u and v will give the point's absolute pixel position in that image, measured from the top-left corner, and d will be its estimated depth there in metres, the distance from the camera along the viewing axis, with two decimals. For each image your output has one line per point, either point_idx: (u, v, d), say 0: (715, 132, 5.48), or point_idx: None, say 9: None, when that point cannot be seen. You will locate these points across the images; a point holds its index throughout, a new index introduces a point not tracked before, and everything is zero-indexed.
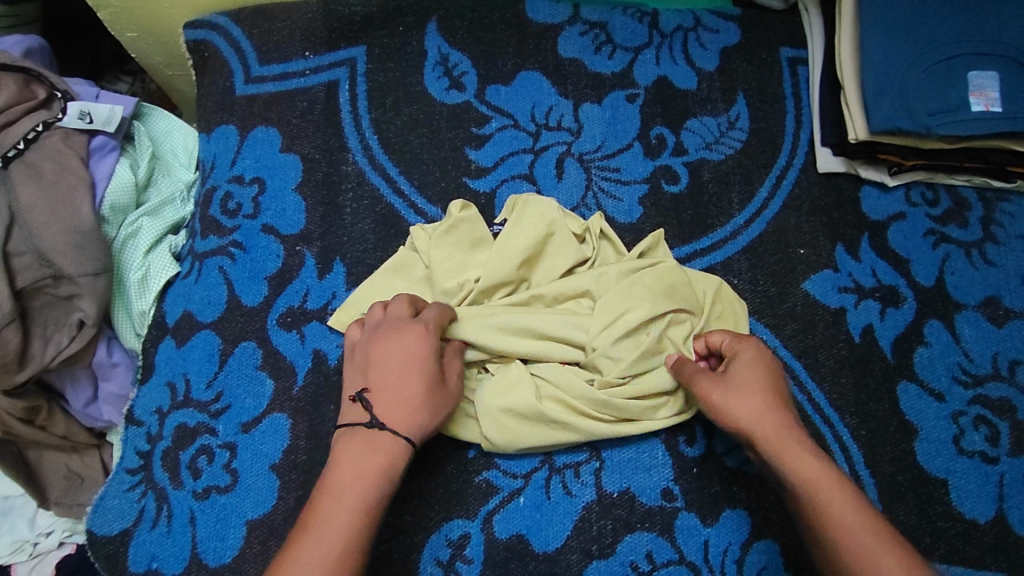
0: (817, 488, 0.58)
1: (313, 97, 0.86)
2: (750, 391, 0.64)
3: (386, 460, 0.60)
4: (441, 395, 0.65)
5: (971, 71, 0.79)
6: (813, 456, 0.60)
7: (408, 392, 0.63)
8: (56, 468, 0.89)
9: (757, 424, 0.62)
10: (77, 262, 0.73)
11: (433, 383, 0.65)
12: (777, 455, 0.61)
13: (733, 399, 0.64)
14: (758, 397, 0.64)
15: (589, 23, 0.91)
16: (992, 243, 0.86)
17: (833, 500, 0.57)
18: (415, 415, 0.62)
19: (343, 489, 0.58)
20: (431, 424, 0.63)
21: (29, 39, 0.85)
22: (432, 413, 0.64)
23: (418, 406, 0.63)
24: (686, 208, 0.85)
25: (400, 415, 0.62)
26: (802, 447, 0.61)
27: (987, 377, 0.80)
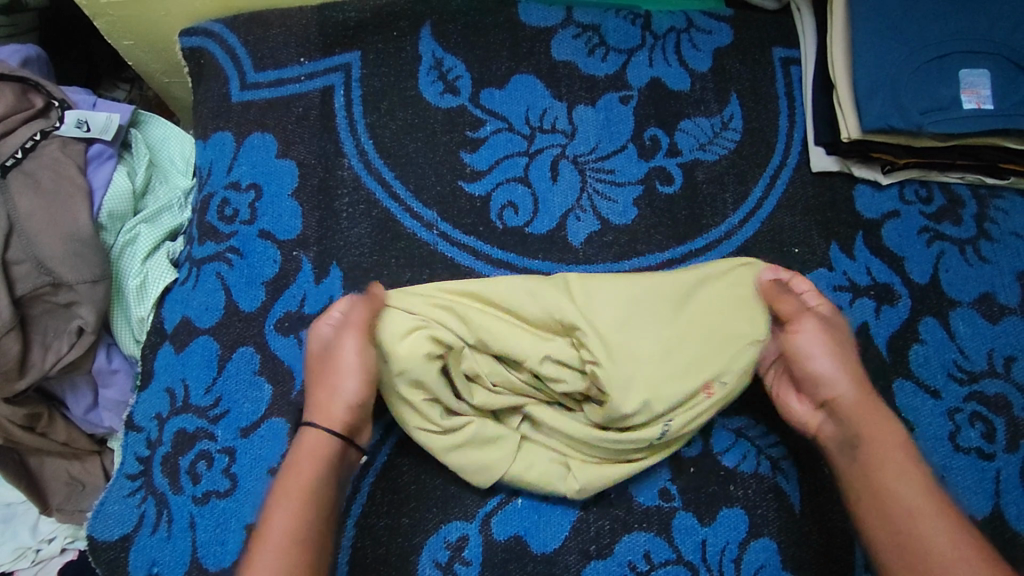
0: (884, 441, 0.64)
1: (309, 103, 0.87)
2: (843, 346, 0.70)
3: (303, 451, 0.64)
4: (332, 369, 0.67)
5: (962, 69, 0.80)
6: (890, 422, 0.66)
7: (313, 386, 0.68)
8: (57, 474, 0.90)
9: (847, 376, 0.68)
10: (75, 270, 0.73)
11: (325, 364, 0.68)
12: (859, 412, 0.66)
13: (828, 346, 0.69)
14: (848, 355, 0.69)
15: (581, 26, 0.91)
16: (986, 240, 0.86)
17: (901, 461, 0.63)
18: (318, 401, 0.66)
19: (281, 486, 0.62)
20: (337, 402, 0.66)
21: (26, 48, 0.86)
22: (329, 391, 0.66)
23: (322, 392, 0.66)
24: (681, 208, 0.85)
25: (312, 407, 0.66)
26: (882, 411, 0.67)
27: (983, 374, 0.80)
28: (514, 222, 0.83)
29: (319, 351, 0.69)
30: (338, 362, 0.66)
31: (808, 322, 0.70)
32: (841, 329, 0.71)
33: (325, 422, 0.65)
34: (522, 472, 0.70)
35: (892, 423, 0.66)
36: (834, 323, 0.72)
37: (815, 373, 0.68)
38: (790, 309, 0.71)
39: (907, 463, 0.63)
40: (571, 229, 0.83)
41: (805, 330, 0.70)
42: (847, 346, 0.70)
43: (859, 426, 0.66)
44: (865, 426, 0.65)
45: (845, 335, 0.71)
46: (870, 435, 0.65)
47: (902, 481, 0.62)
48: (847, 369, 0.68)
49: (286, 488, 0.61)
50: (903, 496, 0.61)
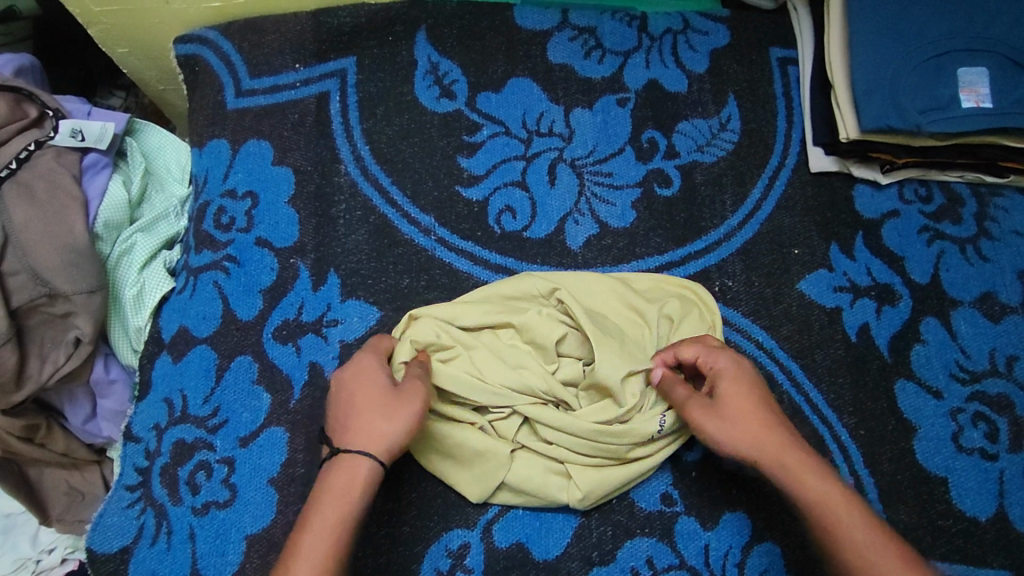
0: (828, 510, 0.60)
1: (304, 109, 0.87)
2: (745, 418, 0.64)
3: (350, 480, 0.59)
4: (391, 403, 0.63)
5: (961, 68, 0.79)
6: (823, 477, 0.61)
7: (360, 410, 0.63)
8: (56, 484, 0.89)
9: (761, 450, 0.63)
10: (72, 281, 0.73)
11: (383, 395, 0.64)
12: (788, 477, 0.62)
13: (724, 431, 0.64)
14: (757, 423, 0.64)
15: (578, 29, 0.91)
16: (986, 239, 0.86)
17: (858, 529, 0.58)
18: (370, 430, 0.61)
19: (317, 518, 0.58)
20: (391, 433, 0.61)
21: (20, 57, 0.85)
22: (393, 422, 0.62)
23: (375, 421, 0.62)
24: (679, 210, 0.85)
25: (361, 432, 0.61)
26: (813, 468, 0.62)
27: (985, 373, 0.80)
28: (512, 226, 0.83)
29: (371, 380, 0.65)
30: (407, 400, 0.63)
31: (694, 413, 0.66)
32: (734, 394, 0.66)
33: (376, 452, 0.61)
34: (519, 482, 0.69)
35: (826, 486, 0.61)
36: (730, 391, 0.66)
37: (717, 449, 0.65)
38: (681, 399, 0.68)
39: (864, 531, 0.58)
40: (570, 233, 0.83)
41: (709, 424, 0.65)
42: (746, 409, 0.65)
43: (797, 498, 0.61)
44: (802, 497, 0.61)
45: (739, 397, 0.65)
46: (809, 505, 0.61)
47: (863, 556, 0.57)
48: (756, 440, 0.63)
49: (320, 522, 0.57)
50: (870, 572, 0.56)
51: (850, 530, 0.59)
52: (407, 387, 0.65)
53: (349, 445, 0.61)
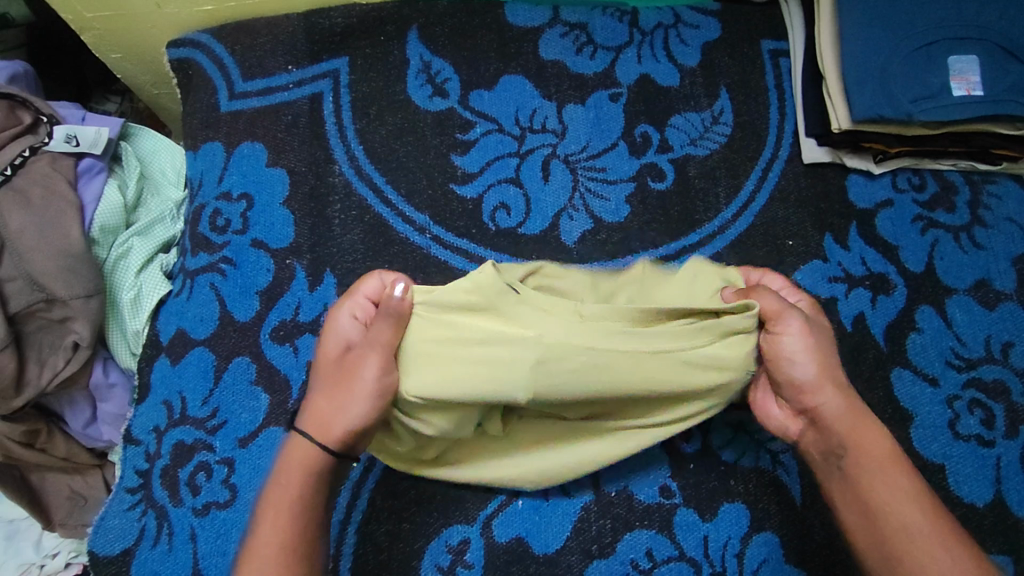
0: (876, 467, 0.61)
1: (298, 111, 0.87)
2: (828, 346, 0.66)
3: (297, 461, 0.61)
4: (342, 377, 0.63)
5: (951, 56, 0.80)
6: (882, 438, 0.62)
7: (315, 390, 0.64)
8: (59, 489, 0.90)
9: (837, 375, 0.64)
10: (69, 286, 0.73)
11: (333, 368, 0.64)
12: (846, 427, 0.62)
13: (809, 352, 0.64)
14: (833, 357, 0.65)
15: (569, 25, 0.91)
16: (980, 226, 0.86)
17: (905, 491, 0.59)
18: (322, 411, 0.62)
19: (273, 497, 0.59)
20: (342, 415, 0.61)
21: (13, 65, 0.85)
22: (338, 403, 0.62)
23: (320, 399, 0.63)
24: (673, 204, 0.85)
25: (308, 412, 0.63)
26: (869, 423, 0.63)
27: (980, 360, 0.80)
28: (507, 223, 0.83)
29: (330, 347, 0.65)
30: (358, 379, 0.62)
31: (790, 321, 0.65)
32: (824, 328, 0.68)
33: (315, 429, 0.61)
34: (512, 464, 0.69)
35: (890, 452, 0.61)
36: (818, 321, 0.68)
37: (796, 379, 0.64)
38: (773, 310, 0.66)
39: (905, 490, 0.59)
40: (565, 229, 0.83)
41: (790, 333, 0.65)
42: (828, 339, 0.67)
43: (849, 448, 0.62)
44: (861, 447, 0.62)
45: (828, 339, 0.67)
46: (859, 455, 0.61)
47: (903, 512, 0.58)
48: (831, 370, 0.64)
49: (274, 511, 0.58)
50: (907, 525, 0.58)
51: (892, 484, 0.60)
52: (357, 358, 0.63)
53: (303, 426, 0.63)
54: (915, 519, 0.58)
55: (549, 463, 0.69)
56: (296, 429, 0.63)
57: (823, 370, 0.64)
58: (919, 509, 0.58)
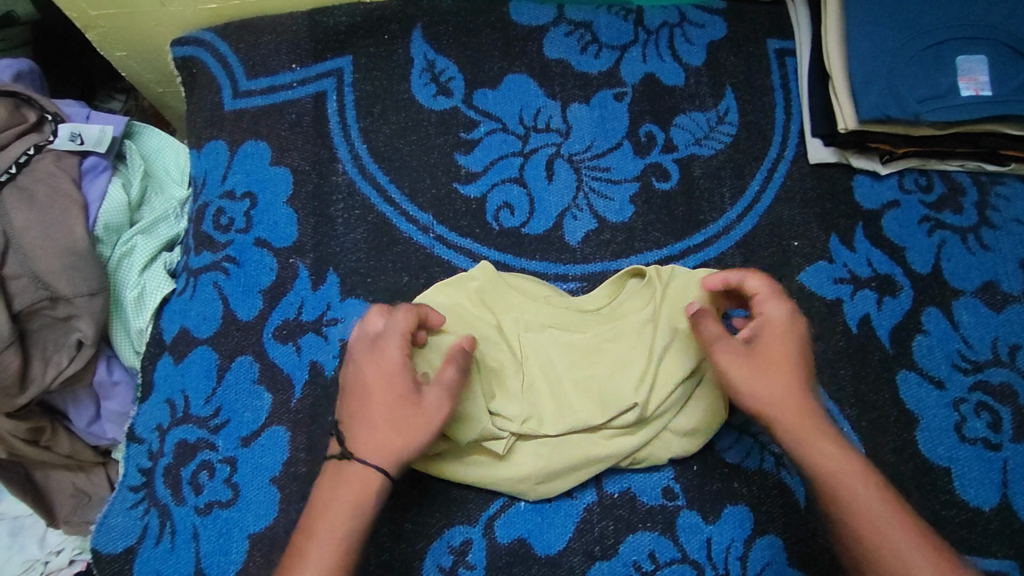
0: (840, 480, 0.59)
1: (302, 109, 0.87)
2: (775, 369, 0.63)
3: (355, 491, 0.58)
4: (413, 412, 0.61)
5: (959, 56, 0.79)
6: (833, 443, 0.60)
7: (373, 419, 0.61)
8: (63, 486, 0.90)
9: (787, 395, 0.62)
10: (73, 283, 0.73)
11: (399, 400, 0.61)
12: (800, 443, 0.61)
13: (753, 380, 0.62)
14: (783, 378, 0.62)
15: (573, 23, 0.91)
16: (988, 227, 0.85)
17: (873, 502, 0.58)
18: (387, 444, 0.60)
19: (319, 529, 0.57)
20: (405, 449, 0.60)
21: (18, 63, 0.86)
22: (406, 437, 0.60)
23: (384, 429, 0.60)
24: (678, 204, 0.85)
25: (366, 439, 0.60)
26: (823, 434, 0.61)
27: (987, 362, 0.80)
28: (511, 223, 0.83)
29: (392, 376, 0.62)
30: (425, 414, 0.61)
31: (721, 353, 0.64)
32: (773, 344, 0.64)
33: (384, 464, 0.59)
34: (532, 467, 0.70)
35: (850, 462, 0.60)
36: (765, 337, 0.64)
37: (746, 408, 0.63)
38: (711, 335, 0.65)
39: (876, 501, 0.58)
40: (569, 229, 0.83)
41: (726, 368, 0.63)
42: (778, 352, 0.63)
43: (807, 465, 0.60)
44: (823, 460, 0.60)
45: (779, 356, 0.63)
46: (817, 471, 0.60)
47: (876, 523, 0.57)
48: (779, 388, 0.62)
49: (321, 546, 0.56)
50: (880, 536, 0.57)
51: (858, 495, 0.58)
52: (427, 392, 0.62)
53: (359, 455, 0.60)
54: (888, 530, 0.57)
55: (565, 454, 0.70)
56: (356, 458, 0.60)
57: (769, 394, 0.62)
58: (893, 517, 0.57)
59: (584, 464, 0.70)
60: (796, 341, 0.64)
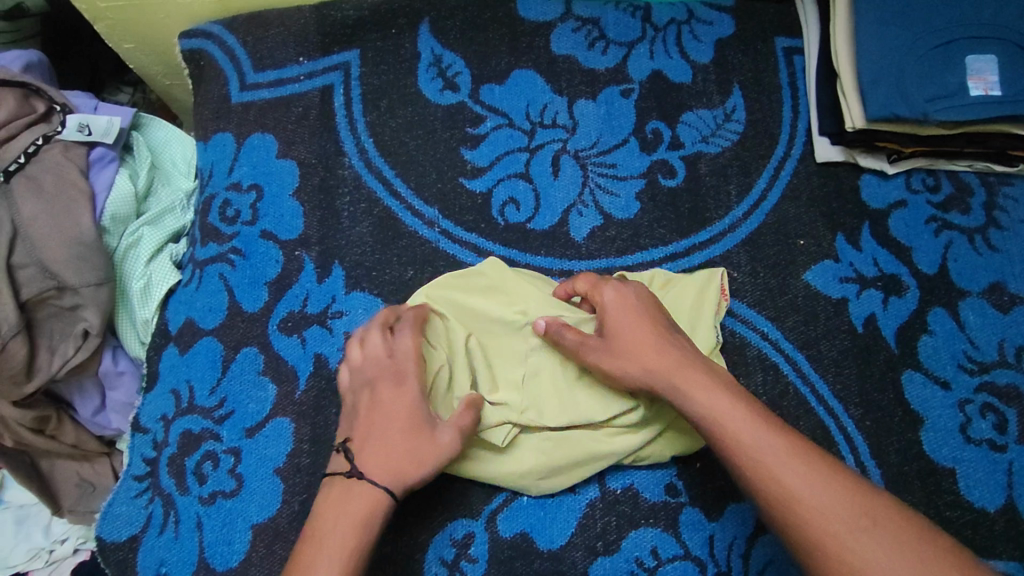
0: (720, 419, 0.59)
1: (308, 102, 0.87)
2: (631, 346, 0.65)
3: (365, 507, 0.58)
4: (427, 438, 0.63)
5: (969, 55, 0.78)
6: (708, 388, 0.61)
7: (389, 441, 0.61)
8: (68, 475, 0.91)
9: (648, 362, 0.64)
10: (79, 273, 0.74)
11: (415, 427, 0.63)
12: (676, 390, 0.62)
13: (617, 361, 0.65)
14: (647, 351, 0.65)
15: (581, 20, 0.91)
16: (995, 229, 0.85)
17: (754, 435, 0.57)
18: (398, 469, 0.60)
19: (328, 541, 0.56)
20: (415, 474, 0.61)
21: (28, 54, 0.86)
22: (417, 462, 0.61)
23: (398, 453, 0.61)
24: (684, 201, 0.84)
25: (379, 460, 0.61)
26: (700, 378, 0.62)
27: (993, 364, 0.79)
28: (516, 218, 0.83)
29: (409, 404, 0.64)
30: (436, 444, 0.63)
31: (588, 354, 0.67)
32: (623, 323, 0.67)
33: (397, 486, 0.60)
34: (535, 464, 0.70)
35: (729, 400, 0.60)
36: (614, 321, 0.67)
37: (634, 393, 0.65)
38: (574, 342, 0.68)
39: (760, 435, 0.57)
40: (574, 225, 0.83)
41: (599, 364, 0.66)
42: (632, 332, 0.66)
43: (687, 408, 0.61)
44: (702, 401, 0.61)
45: (634, 331, 0.66)
46: (697, 414, 0.60)
47: (757, 449, 0.57)
48: (648, 364, 0.64)
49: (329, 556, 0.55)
50: (767, 468, 0.56)
51: (738, 429, 0.58)
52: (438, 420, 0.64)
53: (369, 473, 0.60)
54: (770, 457, 0.56)
55: (568, 449, 0.70)
56: (367, 477, 0.60)
57: (639, 366, 0.64)
58: (779, 449, 0.57)
59: (587, 460, 0.70)
60: (649, 313, 0.68)
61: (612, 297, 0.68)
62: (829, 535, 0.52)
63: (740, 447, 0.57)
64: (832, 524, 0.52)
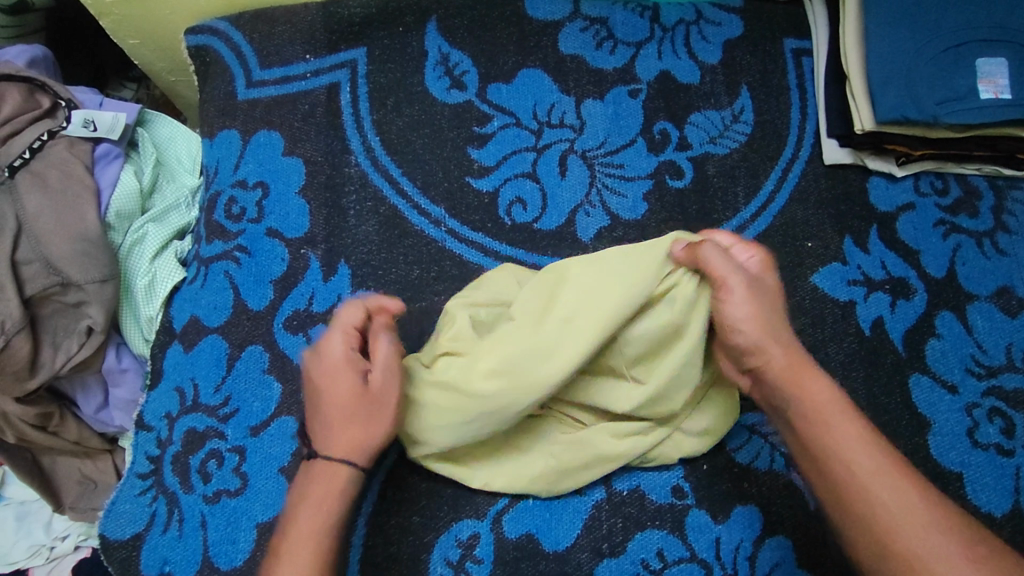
0: (822, 411, 0.59)
1: (315, 100, 0.86)
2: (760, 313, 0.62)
3: (330, 488, 0.59)
4: (369, 407, 0.61)
5: (979, 58, 0.78)
6: (822, 384, 0.60)
7: (327, 416, 0.60)
8: (70, 473, 0.90)
9: (769, 335, 0.61)
10: (84, 269, 0.73)
11: (352, 398, 0.60)
12: (790, 379, 0.60)
13: (740, 317, 0.61)
14: (780, 319, 0.62)
15: (589, 19, 0.90)
16: (1003, 232, 0.85)
17: (861, 442, 0.57)
18: (347, 438, 0.60)
19: (297, 526, 0.57)
20: (368, 438, 0.60)
21: (33, 49, 0.85)
22: (364, 427, 0.60)
23: (343, 425, 0.60)
24: (691, 202, 0.84)
25: (328, 438, 0.60)
26: (816, 374, 0.61)
27: (1001, 368, 0.79)
28: (523, 218, 0.83)
29: (339, 374, 0.61)
30: (377, 399, 0.61)
31: (735, 286, 0.61)
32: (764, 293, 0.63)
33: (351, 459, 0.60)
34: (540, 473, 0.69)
35: (839, 404, 0.59)
36: (762, 280, 0.64)
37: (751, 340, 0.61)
38: (720, 271, 0.62)
39: (868, 445, 0.57)
40: (581, 225, 0.82)
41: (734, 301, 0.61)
42: (772, 296, 0.63)
43: (792, 400, 0.60)
44: (810, 398, 0.59)
45: (772, 295, 0.63)
46: (801, 408, 0.59)
47: (858, 455, 0.56)
48: (776, 327, 0.61)
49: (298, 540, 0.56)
50: (867, 476, 0.55)
51: (843, 433, 0.57)
52: (382, 386, 0.62)
53: (325, 452, 0.60)
54: (874, 467, 0.55)
55: (579, 452, 0.69)
56: (324, 456, 0.60)
57: (770, 322, 0.61)
58: (883, 460, 0.56)
59: (595, 464, 0.69)
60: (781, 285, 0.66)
61: (757, 265, 0.64)
62: (923, 550, 0.52)
63: (841, 450, 0.57)
64: (934, 540, 0.52)
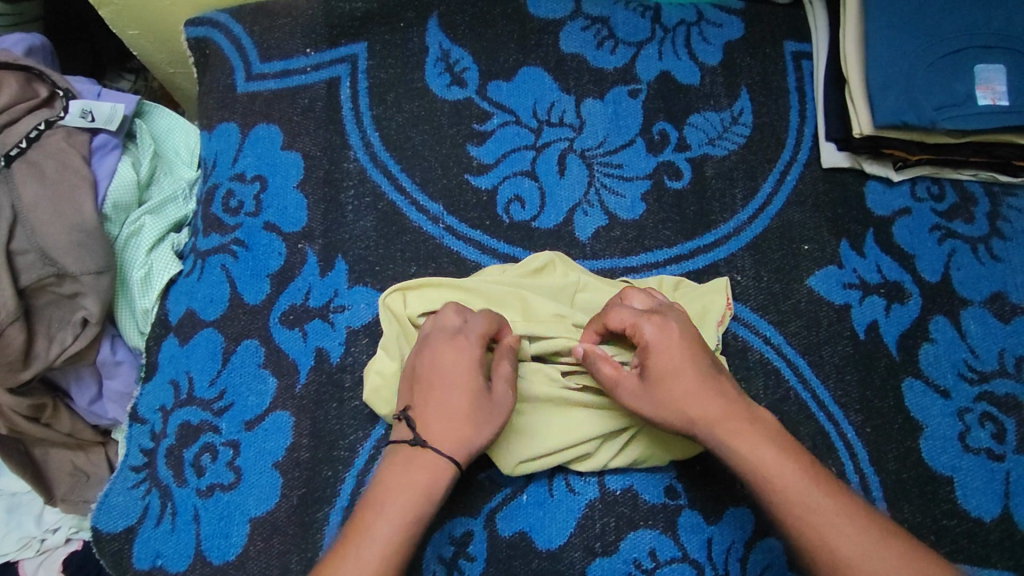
0: (765, 469, 0.60)
1: (315, 94, 0.86)
2: (676, 401, 0.64)
3: (426, 477, 0.60)
4: (487, 412, 0.64)
5: (978, 64, 0.78)
6: (758, 437, 0.62)
7: (452, 408, 0.63)
8: (62, 464, 0.90)
9: (690, 406, 0.63)
10: (80, 261, 0.73)
11: (478, 399, 0.64)
12: (721, 439, 0.62)
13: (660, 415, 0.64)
14: (691, 397, 0.63)
15: (590, 18, 0.90)
16: (998, 239, 0.85)
17: (803, 493, 0.59)
18: (461, 436, 0.62)
19: (388, 506, 0.58)
20: (476, 438, 0.63)
21: (30, 37, 0.85)
22: (479, 428, 0.63)
23: (459, 420, 0.63)
24: (689, 203, 0.84)
25: (442, 431, 0.62)
26: (749, 428, 0.62)
27: (993, 373, 0.80)
28: (521, 216, 0.83)
29: (469, 371, 0.65)
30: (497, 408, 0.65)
31: (628, 395, 0.66)
32: (665, 363, 0.65)
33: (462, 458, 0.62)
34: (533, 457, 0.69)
35: (777, 456, 0.61)
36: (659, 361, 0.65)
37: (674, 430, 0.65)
38: (610, 383, 0.67)
39: (811, 496, 0.58)
40: (579, 224, 0.83)
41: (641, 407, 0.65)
42: (677, 374, 0.64)
43: (735, 459, 0.61)
44: (749, 452, 0.61)
45: (675, 373, 0.64)
46: (743, 465, 0.61)
47: (807, 507, 0.58)
48: (691, 407, 0.63)
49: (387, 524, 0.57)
50: (816, 530, 0.57)
51: (787, 488, 0.59)
52: (501, 391, 0.66)
53: (432, 441, 0.62)
54: (821, 518, 0.57)
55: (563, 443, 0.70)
56: (431, 445, 0.62)
57: (682, 414, 0.63)
58: (829, 509, 0.58)
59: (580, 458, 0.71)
60: (696, 343, 0.67)
61: (655, 332, 0.66)
62: None
63: (790, 505, 0.58)
64: None
